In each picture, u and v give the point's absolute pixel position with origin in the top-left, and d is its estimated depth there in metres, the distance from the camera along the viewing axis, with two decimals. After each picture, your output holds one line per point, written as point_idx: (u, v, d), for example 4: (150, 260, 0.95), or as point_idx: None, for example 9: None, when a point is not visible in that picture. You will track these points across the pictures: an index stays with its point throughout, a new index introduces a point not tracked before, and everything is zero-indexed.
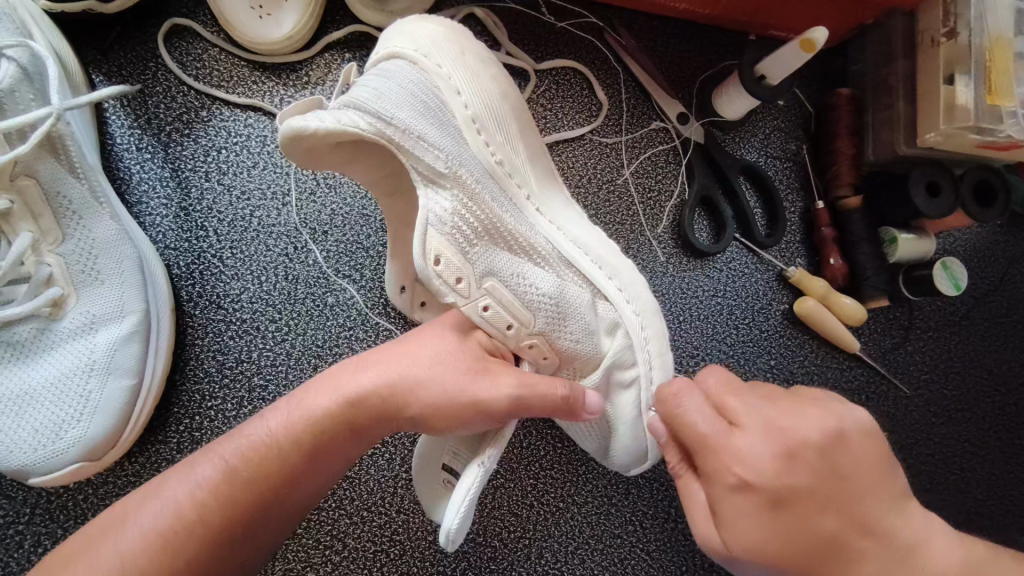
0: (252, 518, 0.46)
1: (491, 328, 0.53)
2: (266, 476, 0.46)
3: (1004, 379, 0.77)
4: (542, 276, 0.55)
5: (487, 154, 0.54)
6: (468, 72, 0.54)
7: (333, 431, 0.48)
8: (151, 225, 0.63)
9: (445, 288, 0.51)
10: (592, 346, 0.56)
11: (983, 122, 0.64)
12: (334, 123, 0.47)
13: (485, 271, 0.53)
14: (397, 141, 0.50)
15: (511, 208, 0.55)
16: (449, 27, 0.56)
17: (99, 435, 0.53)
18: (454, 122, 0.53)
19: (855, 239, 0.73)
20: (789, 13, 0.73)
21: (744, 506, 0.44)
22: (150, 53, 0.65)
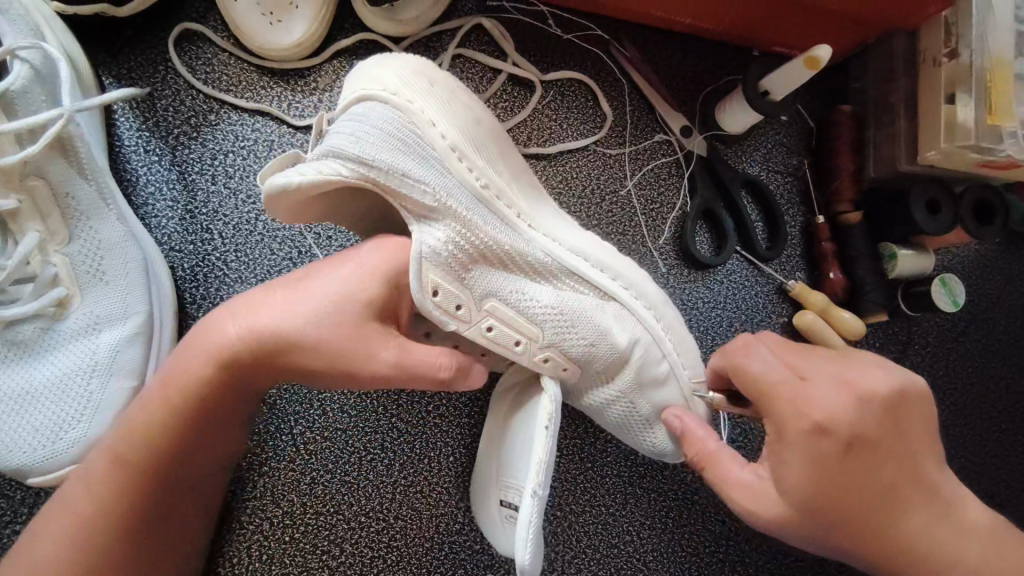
0: (166, 489, 0.49)
1: (495, 348, 0.53)
2: (147, 454, 0.47)
3: (1001, 396, 0.78)
4: (541, 292, 0.55)
5: (471, 180, 0.53)
6: (440, 105, 0.54)
7: (204, 392, 0.48)
8: (156, 226, 0.64)
9: (444, 316, 0.51)
10: (612, 351, 0.56)
11: (984, 140, 0.65)
12: (312, 176, 0.48)
13: (484, 293, 0.53)
14: (383, 182, 0.50)
15: (504, 230, 0.54)
16: (410, 62, 0.55)
17: (99, 435, 0.53)
18: (434, 156, 0.52)
19: (856, 254, 0.74)
20: (793, 30, 0.73)
21: (819, 450, 0.46)
22: (160, 57, 0.65)
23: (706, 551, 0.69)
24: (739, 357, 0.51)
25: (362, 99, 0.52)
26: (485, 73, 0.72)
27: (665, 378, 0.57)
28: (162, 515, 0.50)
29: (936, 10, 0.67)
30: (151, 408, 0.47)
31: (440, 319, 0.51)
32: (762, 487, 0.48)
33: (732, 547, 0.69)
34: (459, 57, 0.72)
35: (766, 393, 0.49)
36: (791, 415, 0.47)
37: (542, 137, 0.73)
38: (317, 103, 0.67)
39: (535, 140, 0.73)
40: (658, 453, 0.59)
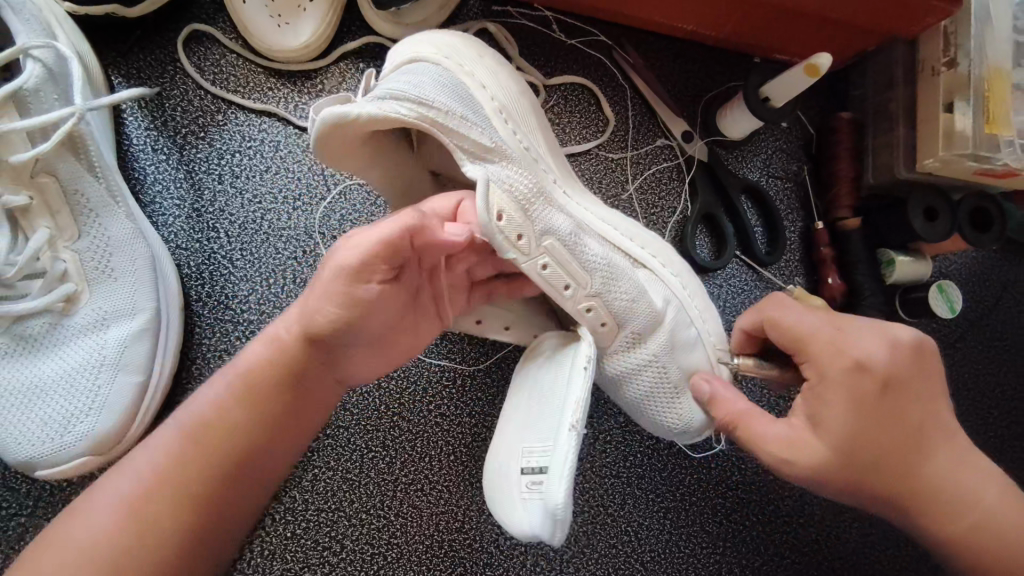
0: (231, 486, 0.49)
1: (548, 288, 0.52)
2: (214, 453, 0.48)
3: (997, 402, 0.78)
4: (594, 249, 0.56)
5: (514, 135, 0.55)
6: (490, 72, 0.57)
7: (272, 386, 0.50)
8: (163, 224, 0.64)
9: (507, 242, 0.49)
10: (651, 312, 0.57)
11: (981, 149, 0.66)
12: (380, 109, 0.49)
13: (543, 229, 0.52)
14: (440, 122, 0.51)
15: (550, 189, 0.56)
16: (461, 37, 0.58)
17: (106, 430, 0.53)
18: (485, 112, 0.54)
19: (854, 259, 0.74)
20: (794, 38, 0.74)
21: (858, 388, 0.47)
22: (169, 58, 0.66)
23: (703, 552, 0.69)
24: (774, 309, 0.52)
25: (417, 54, 0.55)
26: None
27: (694, 342, 0.58)
28: (226, 512, 0.49)
29: (935, 19, 0.68)
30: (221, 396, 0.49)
31: (503, 245, 0.49)
32: (796, 440, 0.49)
33: (729, 548, 0.70)
34: None
35: (802, 341, 0.50)
36: (827, 361, 0.48)
37: None
38: None
39: None
40: (683, 430, 0.58)
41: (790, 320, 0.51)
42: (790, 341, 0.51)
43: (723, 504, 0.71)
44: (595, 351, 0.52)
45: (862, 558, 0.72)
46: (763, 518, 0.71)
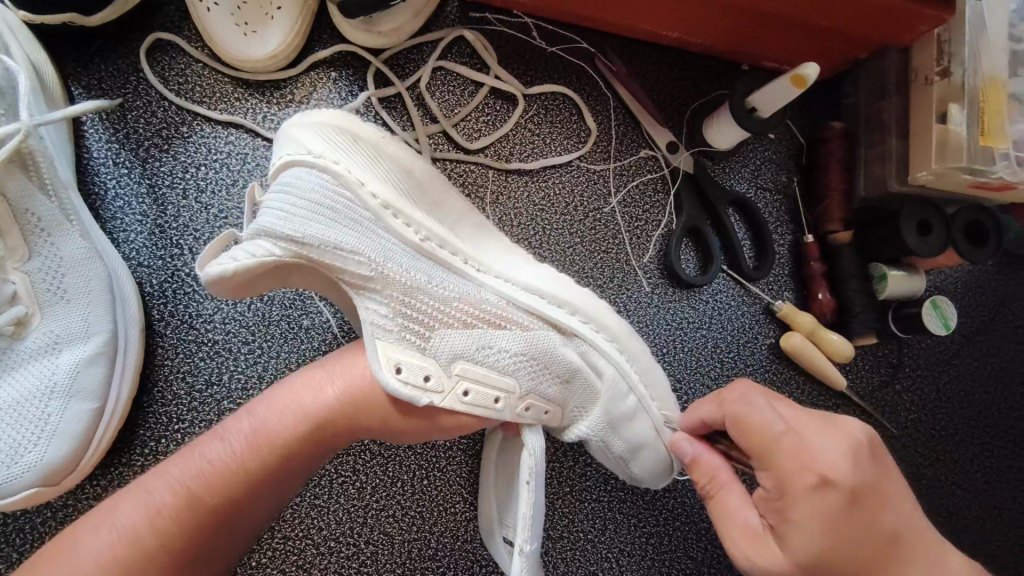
0: (237, 530, 0.47)
1: (476, 410, 0.51)
2: (230, 493, 0.45)
3: (993, 420, 0.76)
4: (507, 341, 0.52)
5: (410, 236, 0.51)
6: (368, 160, 0.51)
7: (309, 445, 0.49)
8: (125, 241, 0.62)
9: (415, 393, 0.48)
10: (584, 388, 0.56)
11: (976, 161, 0.63)
12: (249, 260, 0.47)
13: (450, 357, 0.50)
14: (319, 258, 0.49)
15: (452, 278, 0.52)
16: (336, 117, 0.51)
17: (58, 459, 0.51)
18: (364, 217, 0.50)
19: (845, 275, 0.72)
20: (783, 45, 0.72)
21: (825, 505, 0.43)
22: (131, 67, 0.63)
23: None
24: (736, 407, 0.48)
25: (294, 160, 0.50)
26: (467, 86, 0.71)
27: (634, 412, 0.57)
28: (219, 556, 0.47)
29: (928, 27, 0.66)
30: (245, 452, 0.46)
31: (412, 396, 0.48)
32: (758, 539, 0.46)
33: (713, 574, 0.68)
34: (440, 69, 0.70)
35: (765, 446, 0.46)
36: (789, 477, 0.44)
37: (524, 152, 0.71)
38: (293, 115, 0.66)
39: (517, 156, 0.71)
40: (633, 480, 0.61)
41: (752, 421, 0.47)
42: (750, 444, 0.47)
43: (708, 528, 0.68)
44: (541, 455, 0.52)
45: None
46: None
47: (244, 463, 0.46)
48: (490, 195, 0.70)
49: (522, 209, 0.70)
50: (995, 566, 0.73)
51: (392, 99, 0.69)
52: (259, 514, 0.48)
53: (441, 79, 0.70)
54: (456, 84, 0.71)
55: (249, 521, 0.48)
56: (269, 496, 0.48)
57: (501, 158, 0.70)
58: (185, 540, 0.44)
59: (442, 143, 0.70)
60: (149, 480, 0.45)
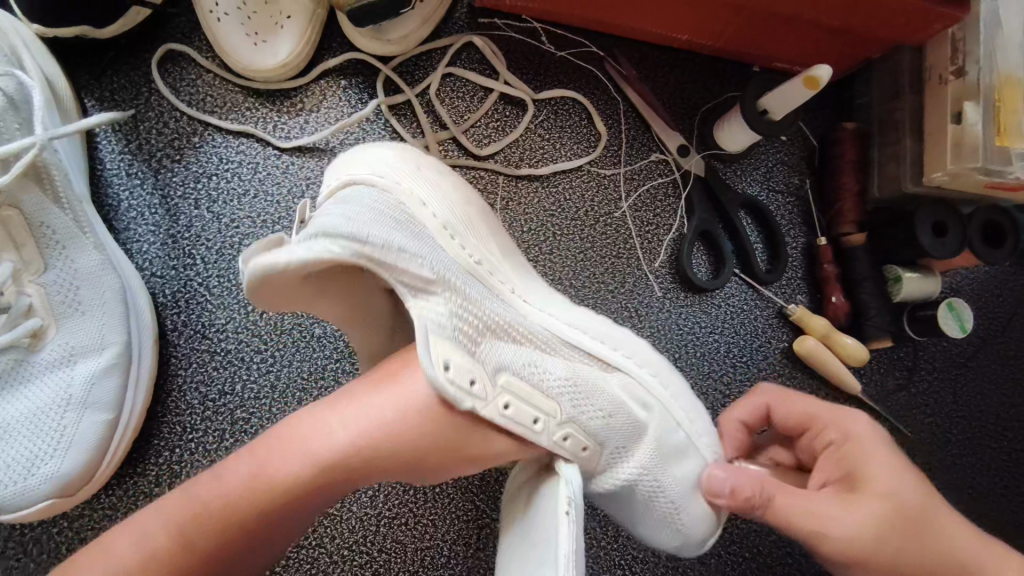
0: (262, 544, 0.45)
1: (516, 428, 0.47)
2: (258, 510, 0.43)
3: (1012, 424, 0.75)
4: (553, 365, 0.50)
5: (463, 257, 0.50)
6: (429, 187, 0.51)
7: (355, 469, 0.46)
8: (138, 252, 0.62)
9: (461, 396, 0.45)
10: (628, 423, 0.51)
11: (992, 162, 0.62)
12: (307, 254, 0.43)
13: (495, 368, 0.47)
14: (376, 259, 0.45)
15: (496, 302, 0.50)
16: (395, 147, 0.53)
17: (74, 470, 0.52)
18: (424, 232, 0.49)
19: (859, 278, 0.71)
20: (795, 46, 0.71)
21: (875, 460, 0.50)
22: (143, 79, 0.64)
23: None
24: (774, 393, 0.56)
25: (350, 181, 0.50)
26: (477, 92, 0.71)
27: (685, 448, 0.53)
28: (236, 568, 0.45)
29: (942, 26, 0.65)
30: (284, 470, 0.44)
31: (456, 397, 0.45)
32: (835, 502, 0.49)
33: None
34: (449, 75, 0.70)
35: (808, 415, 0.54)
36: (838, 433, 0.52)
37: (535, 158, 0.71)
38: (303, 123, 0.66)
39: (527, 161, 0.71)
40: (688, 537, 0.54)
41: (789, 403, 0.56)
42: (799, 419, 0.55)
43: (722, 533, 0.68)
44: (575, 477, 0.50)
45: None
46: (764, 550, 0.68)
47: (279, 480, 0.44)
48: (500, 201, 0.70)
49: (532, 214, 0.70)
50: None
51: (401, 106, 0.69)
52: (285, 530, 0.46)
53: (450, 85, 0.70)
54: (465, 91, 0.70)
55: (274, 536, 0.46)
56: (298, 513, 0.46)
57: (511, 164, 0.70)
58: (206, 553, 0.42)
59: (452, 149, 0.70)
60: (182, 488, 0.43)
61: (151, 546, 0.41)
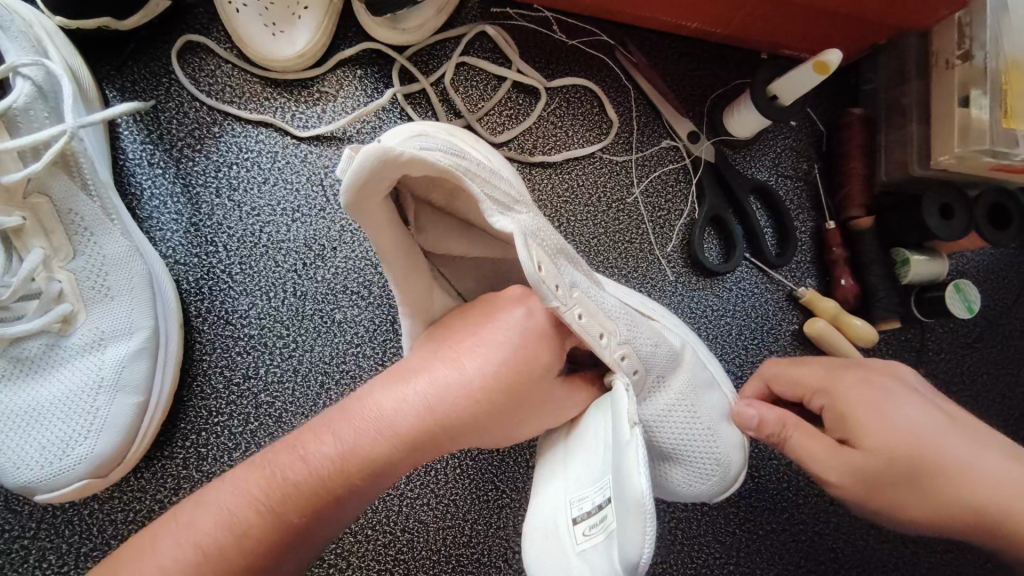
0: (347, 513, 0.46)
1: (585, 337, 0.45)
2: (341, 485, 0.44)
3: (1018, 403, 0.76)
4: (608, 299, 0.50)
5: (525, 200, 0.50)
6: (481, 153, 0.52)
7: (438, 436, 0.45)
8: (161, 240, 0.63)
9: (549, 292, 0.43)
10: (671, 353, 0.54)
11: (998, 144, 0.64)
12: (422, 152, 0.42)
13: (571, 282, 0.46)
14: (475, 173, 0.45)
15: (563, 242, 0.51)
16: (446, 126, 0.55)
17: (106, 452, 0.53)
18: (491, 171, 0.48)
19: (867, 261, 0.73)
20: (803, 33, 0.72)
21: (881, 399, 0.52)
22: (164, 69, 0.65)
23: (716, 563, 0.68)
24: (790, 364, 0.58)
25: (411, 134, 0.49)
26: (490, 81, 0.72)
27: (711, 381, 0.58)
28: (320, 533, 0.46)
29: (949, 12, 0.66)
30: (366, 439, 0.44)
31: (547, 292, 0.43)
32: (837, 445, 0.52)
33: (742, 558, 0.69)
34: (463, 64, 0.71)
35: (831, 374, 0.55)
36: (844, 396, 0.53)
37: (548, 145, 0.72)
38: (320, 113, 0.67)
39: (541, 148, 0.72)
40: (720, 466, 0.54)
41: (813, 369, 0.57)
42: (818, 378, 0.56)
43: (735, 512, 0.69)
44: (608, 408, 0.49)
45: (880, 565, 0.70)
46: (778, 527, 0.70)
47: (355, 457, 0.43)
48: None
49: (547, 200, 0.71)
50: None
51: (417, 95, 0.70)
52: (367, 499, 0.46)
53: (464, 74, 0.71)
54: (479, 80, 0.71)
55: (358, 504, 0.46)
56: (380, 484, 0.46)
57: (525, 151, 0.71)
58: (292, 526, 0.43)
59: None
60: (262, 463, 0.44)
61: (236, 522, 0.42)
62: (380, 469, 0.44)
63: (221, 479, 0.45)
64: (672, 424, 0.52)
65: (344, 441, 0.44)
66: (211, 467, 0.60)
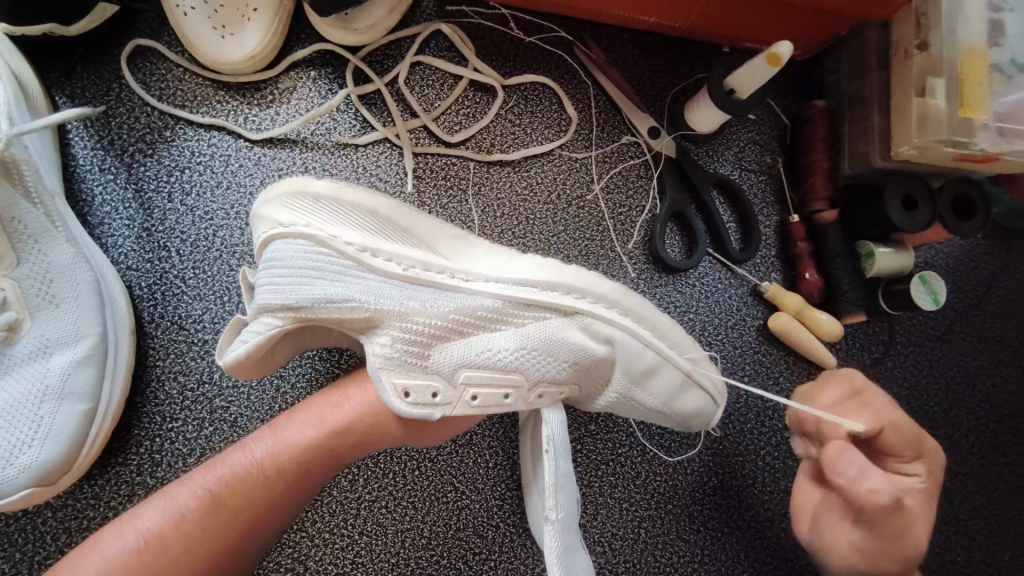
0: (291, 508, 0.50)
1: (488, 408, 0.54)
2: (253, 504, 0.48)
3: (988, 396, 0.76)
4: (497, 341, 0.54)
5: (393, 269, 0.53)
6: (334, 213, 0.54)
7: (331, 453, 0.51)
8: (113, 246, 0.63)
9: (425, 411, 0.51)
10: (589, 363, 0.56)
11: (958, 134, 0.62)
12: (246, 344, 0.51)
13: (452, 370, 0.53)
14: (318, 308, 0.51)
15: (442, 298, 0.54)
16: (294, 183, 0.54)
17: (52, 460, 0.53)
18: (347, 266, 0.52)
19: (831, 254, 0.72)
20: (761, 25, 0.72)
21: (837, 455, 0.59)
22: (114, 75, 0.65)
23: (680, 561, 0.68)
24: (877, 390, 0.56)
25: (284, 249, 0.52)
26: (447, 79, 0.71)
27: (656, 368, 0.59)
28: (267, 528, 0.49)
29: None
30: (269, 458, 0.49)
31: (424, 414, 0.51)
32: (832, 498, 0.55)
33: (706, 556, 0.68)
34: (418, 64, 0.71)
35: None
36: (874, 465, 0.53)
37: (506, 143, 0.71)
38: (273, 115, 0.67)
39: (498, 147, 0.71)
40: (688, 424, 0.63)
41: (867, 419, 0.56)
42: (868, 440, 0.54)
43: (699, 510, 0.69)
44: (560, 427, 0.55)
45: None
46: (742, 524, 0.69)
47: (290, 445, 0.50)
48: (472, 187, 0.70)
49: (505, 199, 0.71)
50: (994, 541, 0.73)
51: (372, 96, 0.69)
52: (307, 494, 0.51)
53: (420, 73, 0.71)
54: (434, 79, 0.71)
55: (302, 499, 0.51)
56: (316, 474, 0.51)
57: (482, 150, 0.71)
58: (210, 545, 0.46)
59: (422, 137, 0.70)
60: (180, 487, 0.48)
61: (160, 544, 0.45)
62: (313, 454, 0.50)
63: (145, 503, 0.47)
64: (629, 409, 0.61)
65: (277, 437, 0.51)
66: (165, 473, 0.60)
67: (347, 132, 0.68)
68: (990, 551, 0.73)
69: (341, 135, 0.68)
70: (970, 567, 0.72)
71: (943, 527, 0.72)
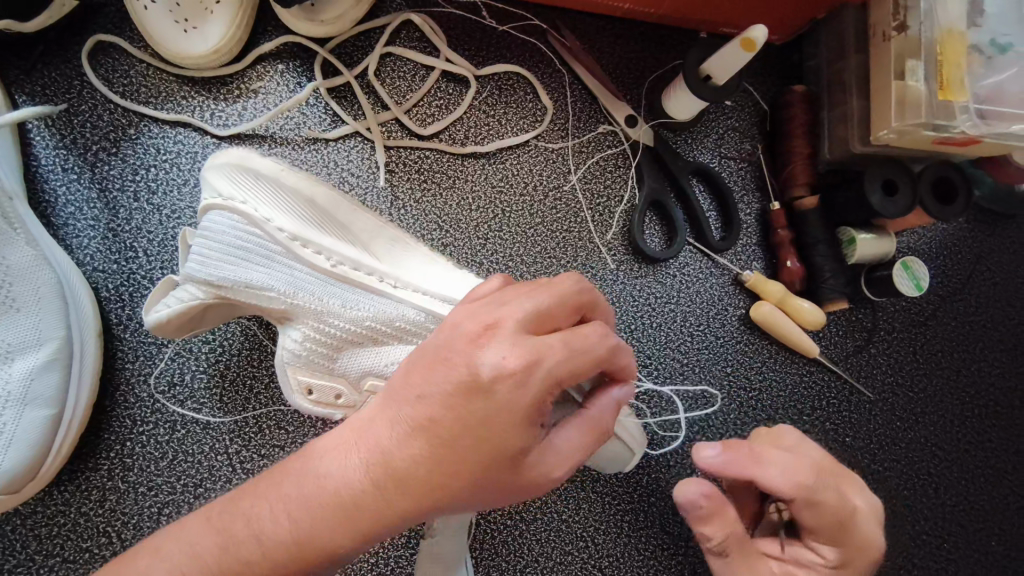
0: (425, 480, 0.39)
1: None
2: (477, 479, 0.40)
3: (974, 381, 0.75)
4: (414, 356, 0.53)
5: (321, 263, 0.53)
6: (272, 195, 0.53)
7: (386, 498, 0.40)
8: (78, 247, 0.62)
9: (328, 408, 0.54)
10: None
11: (938, 118, 0.61)
12: (172, 308, 0.52)
13: (360, 374, 0.53)
14: (232, 295, 0.52)
15: (366, 300, 0.53)
16: (238, 156, 0.54)
17: (16, 467, 0.51)
18: (276, 251, 0.53)
19: (812, 241, 0.71)
20: (736, 10, 0.71)
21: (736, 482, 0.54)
22: (75, 71, 0.63)
23: (664, 554, 0.67)
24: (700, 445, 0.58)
25: (213, 224, 0.53)
26: (419, 71, 0.70)
27: None
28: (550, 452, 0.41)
29: None
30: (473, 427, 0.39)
31: (324, 411, 0.54)
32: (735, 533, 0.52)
33: (691, 548, 0.68)
34: (389, 55, 0.69)
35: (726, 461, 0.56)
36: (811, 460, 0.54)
37: (480, 134, 0.70)
38: (241, 110, 0.66)
39: (473, 139, 0.70)
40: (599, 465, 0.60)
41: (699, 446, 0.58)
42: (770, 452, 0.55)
43: None
44: None
45: None
46: None
47: (543, 352, 0.39)
48: (446, 179, 0.69)
49: (480, 192, 0.69)
50: (980, 527, 0.72)
51: (342, 89, 0.68)
52: (361, 496, 0.40)
53: (391, 65, 0.69)
54: (407, 70, 0.70)
55: (234, 522, 0.41)
56: (509, 472, 0.40)
57: (457, 142, 0.70)
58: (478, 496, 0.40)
59: (394, 130, 0.69)
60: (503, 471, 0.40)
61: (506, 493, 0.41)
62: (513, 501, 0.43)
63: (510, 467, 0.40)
64: None
65: (503, 356, 0.39)
66: (137, 477, 0.59)
67: (317, 127, 0.67)
68: (976, 537, 0.72)
69: (311, 129, 0.67)
70: (956, 553, 0.72)
71: (930, 513, 0.72)
